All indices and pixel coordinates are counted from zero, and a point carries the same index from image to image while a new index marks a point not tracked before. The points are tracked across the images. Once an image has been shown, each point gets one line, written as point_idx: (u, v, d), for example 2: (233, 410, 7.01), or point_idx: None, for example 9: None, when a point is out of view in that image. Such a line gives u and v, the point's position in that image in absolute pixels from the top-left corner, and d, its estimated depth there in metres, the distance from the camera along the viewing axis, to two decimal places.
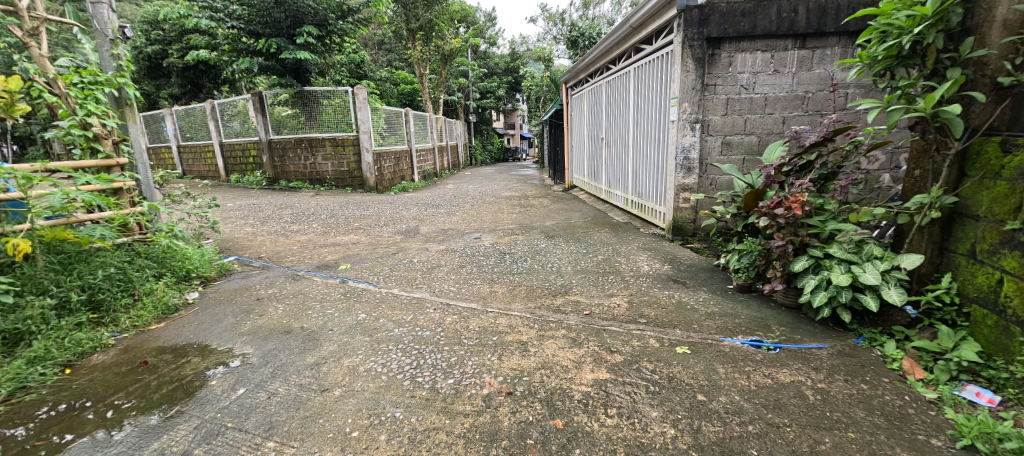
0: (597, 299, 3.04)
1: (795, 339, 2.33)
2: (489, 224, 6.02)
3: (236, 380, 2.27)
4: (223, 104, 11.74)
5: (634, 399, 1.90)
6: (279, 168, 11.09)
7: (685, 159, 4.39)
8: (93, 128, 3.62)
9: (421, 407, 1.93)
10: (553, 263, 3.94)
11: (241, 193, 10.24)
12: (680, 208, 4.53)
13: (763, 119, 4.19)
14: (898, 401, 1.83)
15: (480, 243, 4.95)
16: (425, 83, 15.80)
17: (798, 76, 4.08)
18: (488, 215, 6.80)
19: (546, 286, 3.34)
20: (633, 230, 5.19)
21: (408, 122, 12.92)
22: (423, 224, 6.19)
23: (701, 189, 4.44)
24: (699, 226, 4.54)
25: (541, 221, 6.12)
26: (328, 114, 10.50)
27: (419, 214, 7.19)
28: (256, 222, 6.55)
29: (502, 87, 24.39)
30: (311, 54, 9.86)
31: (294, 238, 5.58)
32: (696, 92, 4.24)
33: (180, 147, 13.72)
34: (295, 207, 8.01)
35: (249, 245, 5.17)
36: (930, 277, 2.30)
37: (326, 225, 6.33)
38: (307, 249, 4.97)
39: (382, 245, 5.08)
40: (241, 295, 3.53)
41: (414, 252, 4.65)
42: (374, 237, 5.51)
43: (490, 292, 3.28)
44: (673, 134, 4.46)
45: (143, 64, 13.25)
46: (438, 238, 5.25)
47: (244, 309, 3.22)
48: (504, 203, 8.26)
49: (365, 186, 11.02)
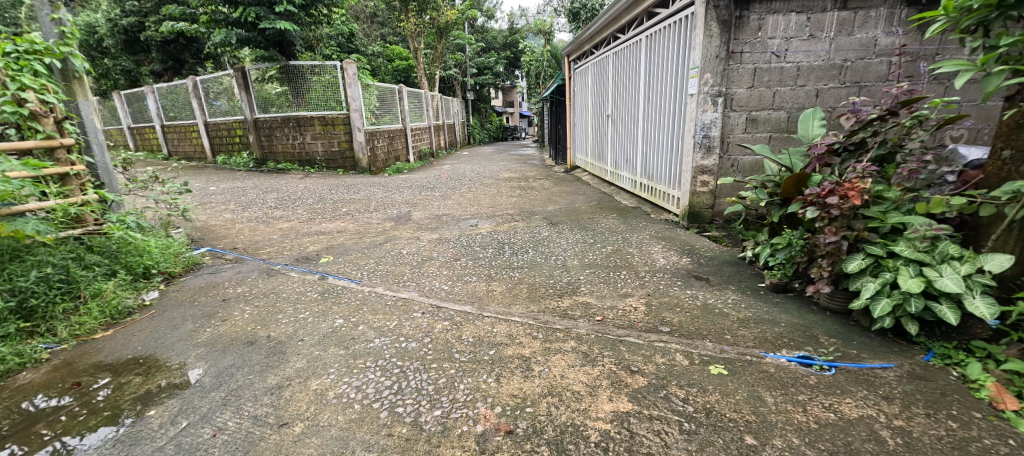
0: (609, 301, 2.64)
1: (851, 356, 1.94)
2: (486, 209, 5.59)
3: (179, 409, 1.88)
4: (206, 81, 11.18)
5: (665, 442, 1.52)
6: (267, 148, 10.60)
7: (705, 138, 3.94)
8: (29, 104, 3.16)
9: (399, 452, 1.55)
10: (558, 255, 3.54)
11: (227, 175, 9.81)
12: (696, 192, 4.10)
13: (794, 92, 3.77)
14: (1003, 447, 1.44)
15: (476, 231, 4.54)
16: (419, 58, 15.11)
17: (836, 42, 3.65)
18: (486, 198, 6.37)
19: (550, 284, 2.94)
20: (643, 216, 4.78)
21: (402, 99, 12.33)
22: (416, 209, 5.77)
23: (721, 172, 4.02)
24: (717, 212, 4.14)
25: (542, 205, 5.69)
26: (316, 91, 9.97)
27: (412, 197, 6.76)
28: (236, 208, 6.14)
29: (500, 62, 23.58)
30: (293, 24, 9.27)
31: (275, 225, 5.16)
32: (720, 61, 3.75)
33: (166, 126, 13.22)
34: (281, 190, 7.58)
35: (225, 235, 4.76)
36: (1018, 282, 1.90)
37: (312, 211, 5.91)
38: (287, 239, 4.56)
39: (370, 233, 4.67)
40: (205, 296, 3.12)
41: (405, 241, 4.24)
42: (362, 224, 5.09)
43: (487, 291, 2.88)
44: (692, 109, 3.99)
45: (120, 38, 12.61)
46: (430, 226, 4.84)
47: (207, 313, 2.82)
48: (503, 184, 7.80)
49: (358, 167, 10.56)
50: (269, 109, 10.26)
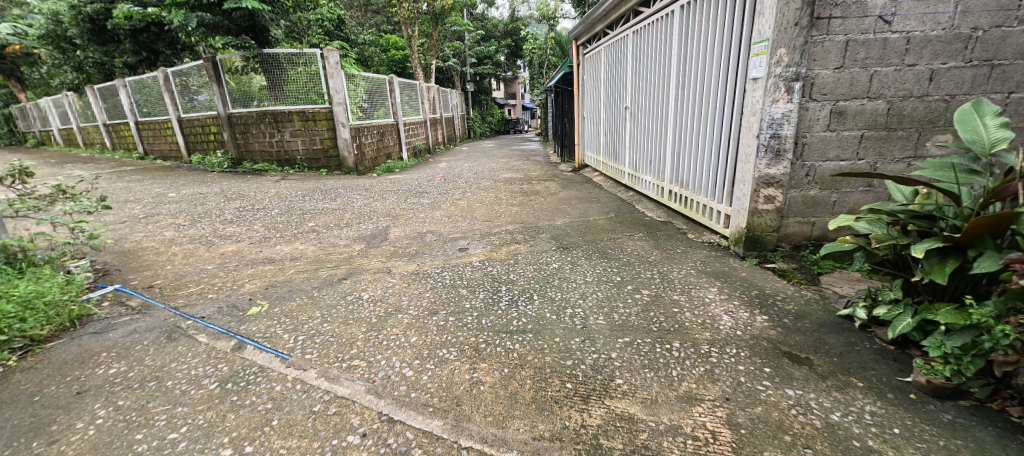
0: (665, 414, 1.64)
1: None
2: (480, 224, 4.59)
3: None
4: (177, 73, 10.21)
5: None
6: (243, 146, 9.63)
7: (774, 138, 2.87)
8: None
9: None
10: (575, 307, 2.52)
11: (197, 178, 8.88)
12: (759, 211, 3.05)
13: (899, 74, 2.76)
14: None
15: (466, 258, 3.52)
16: (413, 46, 14.03)
17: (966, 2, 2.62)
18: (482, 207, 5.36)
19: (567, 370, 1.93)
20: (679, 236, 3.75)
21: (394, 91, 11.24)
22: (396, 223, 4.76)
23: (792, 183, 2.99)
24: (785, 236, 3.13)
25: (549, 218, 4.67)
26: (295, 82, 8.95)
27: (395, 205, 5.76)
28: (184, 223, 5.19)
29: (501, 52, 22.40)
30: (262, 5, 8.22)
31: (217, 249, 4.15)
32: (800, 31, 2.68)
33: (141, 123, 12.33)
34: (248, 197, 6.62)
35: (149, 265, 3.79)
36: None
37: (271, 226, 4.92)
38: (223, 271, 3.57)
39: (331, 261, 3.67)
40: (58, 383, 2.12)
41: (370, 277, 3.22)
42: (324, 247, 4.07)
43: (469, 386, 1.86)
44: (755, 99, 2.91)
45: (86, 27, 11.67)
46: (408, 251, 3.81)
47: (38, 424, 1.83)
48: (503, 188, 6.78)
49: (343, 167, 9.54)
50: (245, 103, 9.29)
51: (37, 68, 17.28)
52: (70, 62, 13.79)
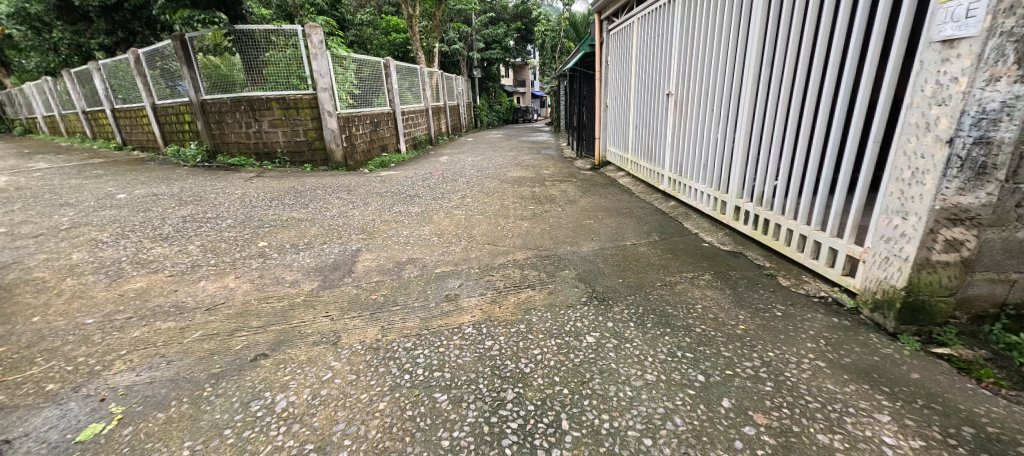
0: None
1: None
2: (480, 249, 3.43)
3: None
4: (147, 54, 9.15)
5: None
6: (218, 137, 8.51)
7: (982, 147, 1.66)
8: None
9: None
10: None
11: (163, 174, 7.81)
12: (931, 263, 1.85)
13: None
14: None
15: (455, 317, 2.37)
16: (414, 27, 12.74)
17: None
18: (483, 221, 4.21)
19: None
20: (769, 282, 2.56)
21: (390, 76, 9.97)
22: (368, 247, 3.61)
23: (993, 219, 1.78)
24: (964, 300, 1.92)
25: (572, 242, 3.50)
26: (275, 64, 7.79)
27: (377, 216, 4.63)
28: (108, 240, 4.10)
29: (510, 35, 20.99)
30: None
31: (119, 287, 3.03)
32: None
33: (118, 111, 11.39)
34: (206, 202, 5.54)
35: (12, 315, 2.69)
36: None
37: (210, 247, 3.80)
38: (105, 330, 2.46)
39: (261, 315, 2.52)
40: None
41: (302, 357, 2.06)
42: (262, 287, 2.93)
43: None
44: (951, 76, 1.68)
45: (52, 2, 10.61)
46: (375, 299, 2.66)
47: None
48: (509, 192, 5.60)
49: (330, 161, 8.40)
50: (219, 88, 8.16)
51: (21, 53, 16.44)
52: (45, 43, 12.78)
